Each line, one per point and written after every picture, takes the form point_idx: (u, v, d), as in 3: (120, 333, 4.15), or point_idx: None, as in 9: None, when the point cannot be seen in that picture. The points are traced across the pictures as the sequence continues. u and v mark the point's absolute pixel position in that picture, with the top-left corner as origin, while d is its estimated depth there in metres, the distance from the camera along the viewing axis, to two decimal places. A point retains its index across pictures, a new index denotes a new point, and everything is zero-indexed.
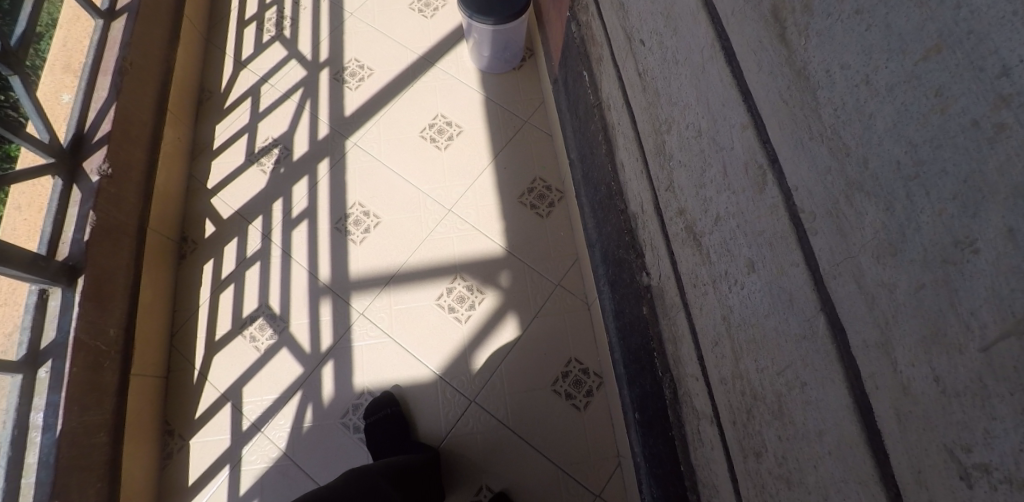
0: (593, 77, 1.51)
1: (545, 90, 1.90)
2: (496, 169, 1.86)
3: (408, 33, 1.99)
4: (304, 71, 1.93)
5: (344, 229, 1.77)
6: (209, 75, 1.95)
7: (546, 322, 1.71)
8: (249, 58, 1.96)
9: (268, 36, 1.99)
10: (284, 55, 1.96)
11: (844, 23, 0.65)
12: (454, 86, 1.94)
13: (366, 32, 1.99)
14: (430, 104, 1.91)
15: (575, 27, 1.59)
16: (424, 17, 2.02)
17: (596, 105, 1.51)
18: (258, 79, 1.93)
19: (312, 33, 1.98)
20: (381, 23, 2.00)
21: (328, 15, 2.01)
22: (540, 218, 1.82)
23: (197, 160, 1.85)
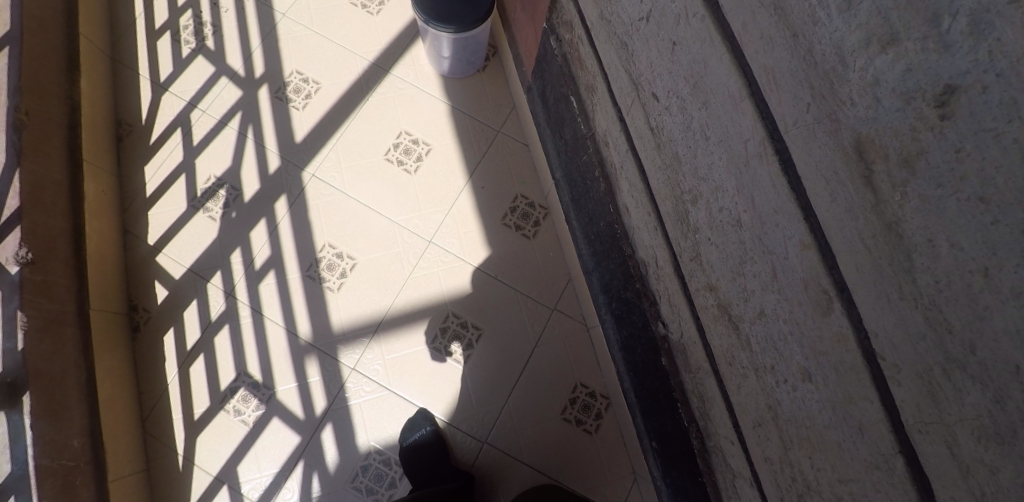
0: (583, 106, 1.35)
1: (516, 94, 1.68)
2: (475, 189, 1.68)
3: (354, 36, 1.74)
4: (238, 91, 1.68)
5: (318, 276, 1.60)
6: (125, 103, 1.66)
7: (547, 350, 1.63)
8: (168, 78, 1.68)
9: (187, 49, 1.70)
10: (212, 72, 1.69)
11: (958, 203, 0.59)
12: (414, 95, 1.70)
13: (304, 37, 1.72)
14: (390, 120, 1.68)
15: (555, 44, 1.38)
16: (369, 13, 1.76)
17: (585, 133, 1.36)
18: (186, 104, 1.66)
19: (240, 43, 1.71)
20: (321, 26, 1.74)
21: (256, 21, 1.73)
22: (527, 240, 1.68)
23: (129, 211, 1.60)
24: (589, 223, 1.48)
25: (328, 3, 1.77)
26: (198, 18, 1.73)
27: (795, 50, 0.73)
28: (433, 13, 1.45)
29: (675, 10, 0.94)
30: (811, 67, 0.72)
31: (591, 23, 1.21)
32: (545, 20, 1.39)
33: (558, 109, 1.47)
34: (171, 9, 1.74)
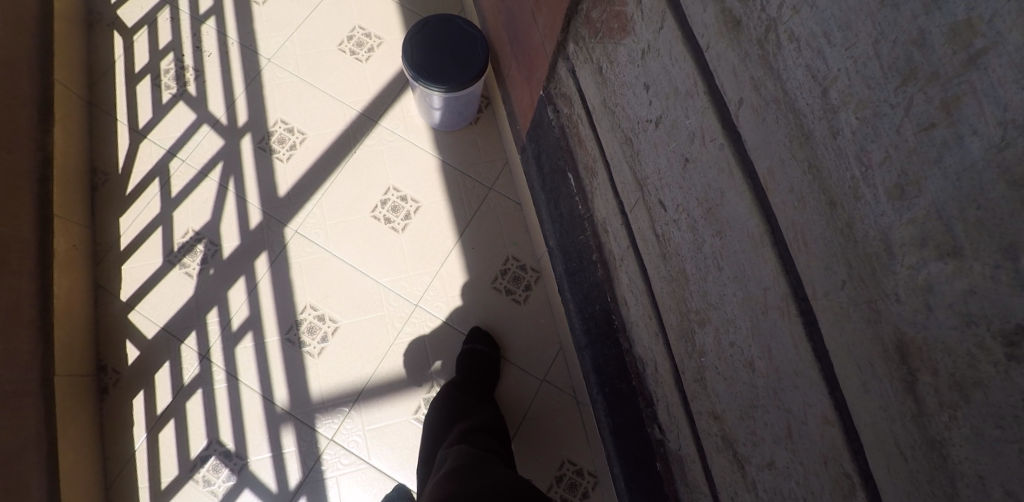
0: (582, 187, 1.23)
1: (510, 148, 1.55)
2: (464, 250, 1.54)
3: (339, 84, 1.61)
4: (220, 141, 1.56)
5: (296, 339, 1.47)
6: (101, 150, 1.54)
7: (535, 425, 1.49)
8: (147, 124, 1.57)
9: (167, 93, 1.59)
10: (192, 119, 1.57)
11: (1018, 455, 0.50)
12: (404, 148, 1.56)
13: (288, 85, 1.60)
14: (379, 172, 1.54)
15: (552, 114, 1.27)
16: (357, 60, 1.63)
17: (582, 215, 1.26)
18: (164, 152, 1.55)
19: (223, 89, 1.59)
20: (306, 71, 1.61)
21: (240, 66, 1.61)
22: (518, 305, 1.53)
23: (102, 264, 1.48)
24: (583, 300, 1.37)
25: (314, 48, 1.63)
26: (179, 61, 1.61)
27: (830, 219, 0.64)
28: (418, 60, 1.37)
29: (690, 128, 0.83)
30: (849, 242, 0.62)
31: (593, 105, 1.10)
32: (542, 88, 1.27)
33: (554, 175, 1.35)
34: (151, 50, 1.61)
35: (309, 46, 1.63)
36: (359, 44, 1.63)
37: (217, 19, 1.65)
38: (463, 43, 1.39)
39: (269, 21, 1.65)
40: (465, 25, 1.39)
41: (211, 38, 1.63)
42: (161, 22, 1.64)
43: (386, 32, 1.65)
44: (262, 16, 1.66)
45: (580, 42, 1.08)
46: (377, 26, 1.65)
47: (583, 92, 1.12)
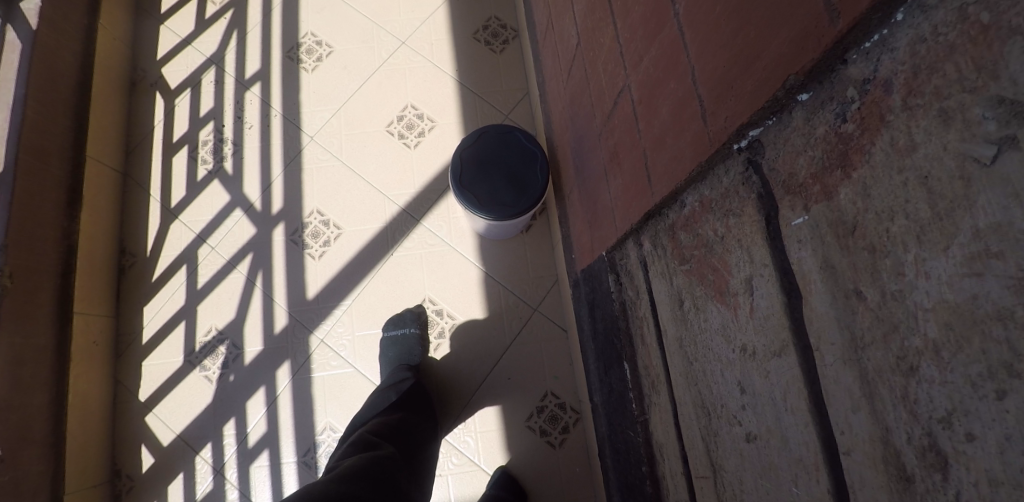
0: (639, 388, 0.99)
1: (561, 268, 1.32)
2: (498, 381, 1.34)
3: (381, 170, 1.36)
4: (253, 229, 1.31)
5: (314, 465, 1.21)
6: (132, 232, 1.30)
7: None
8: (180, 203, 1.32)
9: (203, 170, 1.34)
10: (227, 202, 1.32)
11: None
12: (448, 257, 1.34)
13: (329, 170, 1.35)
14: (415, 278, 1.32)
15: (614, 285, 1.02)
16: (404, 145, 1.37)
17: (636, 416, 1.02)
18: (196, 237, 1.31)
19: (262, 172, 1.34)
20: (348, 154, 1.36)
21: (281, 145, 1.35)
22: (552, 449, 1.32)
23: (124, 358, 1.25)
24: (621, 485, 1.14)
25: (359, 127, 1.37)
26: (219, 133, 1.35)
27: None
28: (466, 175, 1.15)
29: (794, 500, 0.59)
30: None
31: (666, 328, 0.84)
32: (605, 249, 1.02)
33: (609, 336, 1.10)
34: (191, 118, 1.36)
35: (355, 124, 1.37)
36: (410, 125, 1.37)
37: (262, 85, 1.38)
38: (520, 161, 1.16)
39: (316, 90, 1.38)
40: (524, 139, 1.18)
41: (254, 110, 1.37)
42: (204, 85, 1.38)
43: (442, 116, 1.38)
44: (310, 85, 1.39)
45: (664, 255, 0.81)
46: (432, 105, 1.38)
47: (654, 300, 0.88)
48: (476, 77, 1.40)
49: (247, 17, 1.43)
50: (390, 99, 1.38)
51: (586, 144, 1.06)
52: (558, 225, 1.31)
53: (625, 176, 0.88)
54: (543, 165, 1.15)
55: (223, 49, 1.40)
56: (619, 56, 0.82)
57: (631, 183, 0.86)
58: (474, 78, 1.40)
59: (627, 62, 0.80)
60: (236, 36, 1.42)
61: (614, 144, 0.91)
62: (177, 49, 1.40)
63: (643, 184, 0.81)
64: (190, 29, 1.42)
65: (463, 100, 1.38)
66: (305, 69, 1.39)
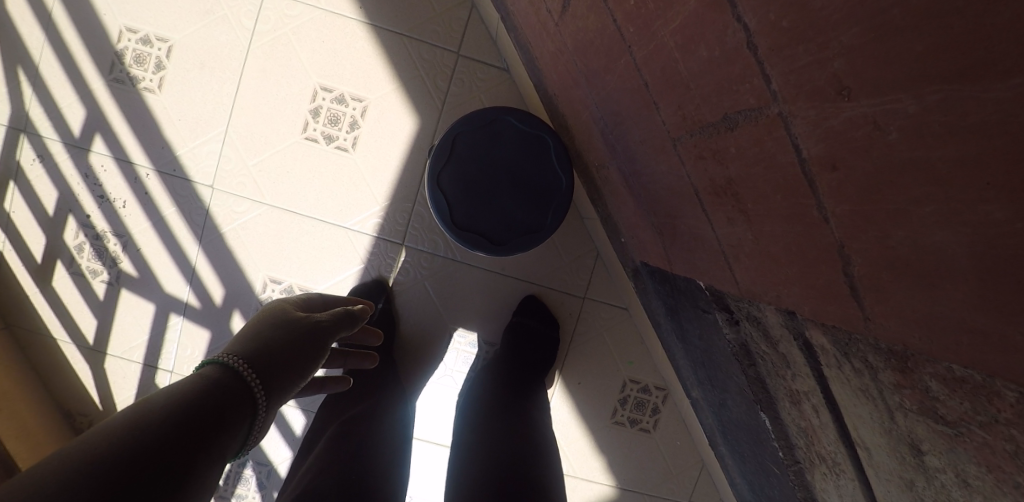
0: (786, 436, 0.75)
1: (603, 245, 1.04)
2: (571, 385, 1.14)
3: (326, 197, 0.98)
4: (207, 330, 1.00)
5: None
6: (64, 392, 1.00)
7: None
8: (98, 335, 1.00)
9: (100, 284, 0.99)
10: (155, 312, 1.00)
11: None
12: (458, 274, 1.04)
13: (260, 223, 0.99)
14: (424, 311, 1.04)
15: (727, 324, 0.70)
16: (339, 149, 0.98)
17: (782, 457, 0.79)
18: (142, 366, 1.01)
19: (175, 260, 0.99)
20: (270, 191, 0.98)
21: (181, 212, 0.98)
22: (648, 435, 1.18)
23: None
24: (752, 472, 0.98)
25: (265, 144, 0.98)
26: (90, 228, 0.98)
27: None
28: (460, 210, 0.78)
29: None
30: None
31: (870, 444, 0.54)
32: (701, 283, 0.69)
33: (708, 351, 0.83)
34: (41, 223, 0.98)
35: (257, 145, 0.97)
36: (333, 118, 0.98)
37: (105, 136, 0.97)
38: (524, 159, 0.77)
39: (182, 116, 0.97)
40: (516, 123, 0.77)
41: (114, 178, 0.98)
42: (29, 169, 0.97)
43: (369, 88, 0.97)
44: (171, 109, 0.97)
45: (859, 372, 0.49)
46: (347, 77, 0.97)
47: (834, 401, 0.56)
48: (387, 11, 0.97)
49: (23, 41, 0.96)
50: (285, 89, 0.97)
51: (628, 132, 0.63)
52: (585, 193, 0.95)
53: (748, 240, 0.50)
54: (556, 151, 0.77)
55: (22, 105, 0.97)
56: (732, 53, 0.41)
57: (773, 260, 0.48)
58: (387, 11, 0.97)
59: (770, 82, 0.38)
60: (25, 73, 0.96)
61: (710, 182, 0.50)
62: None
63: (818, 288, 0.44)
64: None
65: (388, 50, 0.97)
66: (149, 90, 0.97)
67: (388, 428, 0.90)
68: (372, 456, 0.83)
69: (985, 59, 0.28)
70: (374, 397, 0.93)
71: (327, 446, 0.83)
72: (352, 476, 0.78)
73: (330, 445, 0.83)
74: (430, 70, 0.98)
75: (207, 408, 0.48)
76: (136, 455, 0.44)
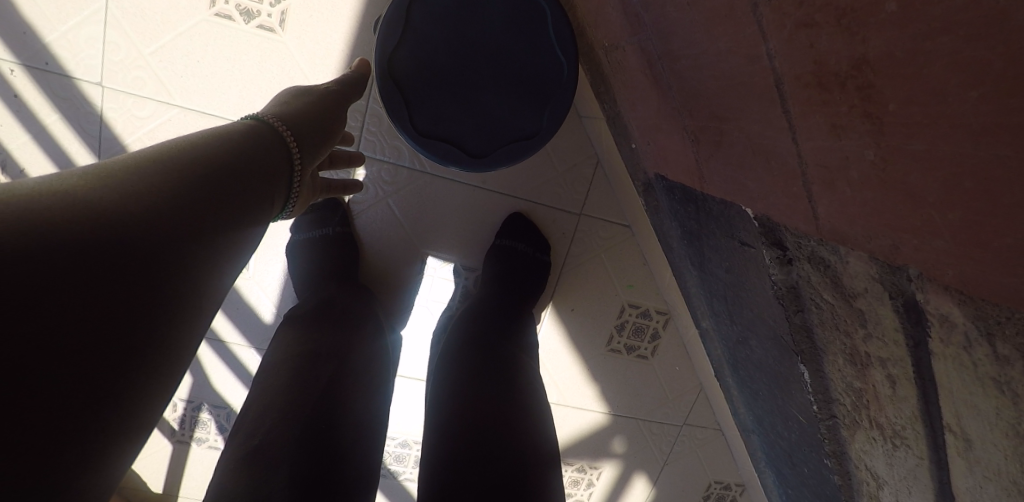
0: (825, 387, 0.62)
1: (603, 149, 0.86)
2: (562, 309, 1.00)
3: (254, 93, 0.77)
4: None
5: (386, 473, 1.04)
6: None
7: (676, 471, 1.15)
8: None
9: None
10: None
11: None
12: (429, 193, 0.90)
13: (175, 131, 0.78)
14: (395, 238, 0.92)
15: (773, 265, 0.54)
16: (263, 29, 0.75)
17: (814, 410, 0.67)
18: None
19: None
20: (180, 87, 0.76)
21: (69, 117, 0.76)
22: (646, 361, 1.06)
23: None
24: (764, 410, 0.87)
25: (164, 21, 0.74)
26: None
27: None
28: (424, 110, 0.61)
29: None
30: None
31: (976, 441, 0.40)
32: (745, 211, 0.52)
33: (735, 285, 0.68)
34: None
35: (151, 25, 0.74)
36: None
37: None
38: (509, 31, 0.60)
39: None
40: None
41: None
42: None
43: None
44: None
45: (1006, 362, 0.33)
46: None
47: (931, 380, 0.42)
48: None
49: None
50: None
51: None
52: (588, 85, 0.74)
53: (865, 164, 0.32)
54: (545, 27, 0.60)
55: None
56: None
57: (909, 201, 0.30)
58: None
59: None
60: None
61: (817, 70, 0.31)
62: None
63: (1000, 256, 0.27)
64: None
65: None
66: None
67: (370, 360, 0.76)
68: (353, 391, 0.70)
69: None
70: (354, 322, 0.79)
71: (300, 367, 0.69)
72: (329, 412, 0.66)
73: (302, 367, 0.69)
74: None
75: (263, 162, 0.48)
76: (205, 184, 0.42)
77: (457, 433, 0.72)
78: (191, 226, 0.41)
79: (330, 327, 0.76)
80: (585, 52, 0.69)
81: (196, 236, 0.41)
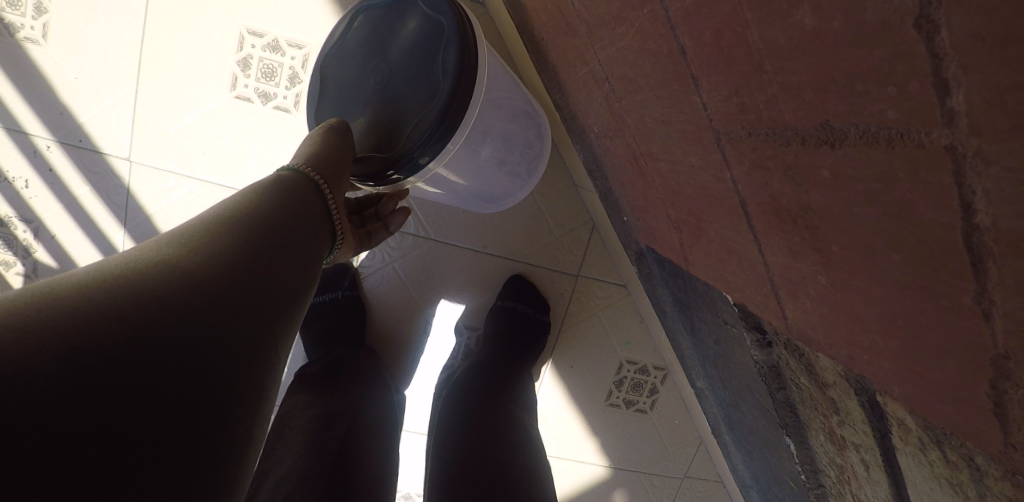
0: (811, 459, 0.64)
1: (598, 216, 0.91)
2: (561, 366, 1.03)
3: (269, 167, 0.82)
4: None
5: None
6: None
7: None
8: None
9: (15, 276, 0.83)
10: None
11: None
12: (434, 256, 0.95)
13: (194, 202, 0.83)
14: (401, 297, 0.96)
15: (753, 345, 0.57)
16: (278, 109, 0.81)
17: (803, 480, 0.68)
18: None
19: (99, 247, 0.84)
20: (200, 161, 0.82)
21: (98, 189, 0.82)
22: (644, 416, 1.08)
23: None
24: (760, 470, 0.88)
25: (188, 102, 0.80)
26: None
27: None
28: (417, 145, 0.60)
29: None
30: None
31: None
32: (725, 296, 0.55)
33: (724, 355, 0.70)
34: None
35: (177, 105, 0.80)
36: (267, 71, 0.79)
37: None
38: (400, 41, 0.59)
39: (81, 75, 0.79)
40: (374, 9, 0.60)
41: (8, 152, 0.80)
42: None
43: (308, 31, 0.79)
44: (64, 60, 0.78)
45: (954, 466, 0.36)
46: (280, 17, 0.78)
47: (897, 467, 0.44)
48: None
49: None
50: (205, 33, 0.78)
51: (646, 108, 0.47)
52: (580, 162, 0.79)
53: (817, 287, 0.35)
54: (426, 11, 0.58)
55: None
56: (873, 29, 0.23)
57: (855, 323, 0.34)
58: None
59: (946, 94, 0.22)
60: None
61: (772, 203, 0.35)
62: None
63: (931, 384, 0.30)
64: None
65: None
66: (31, 42, 0.78)
67: (378, 418, 0.80)
68: (364, 449, 0.73)
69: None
70: (364, 384, 0.83)
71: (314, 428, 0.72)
72: (346, 471, 0.69)
73: (319, 427, 0.72)
74: None
75: (303, 213, 0.50)
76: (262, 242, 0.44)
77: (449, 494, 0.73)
78: (254, 297, 0.42)
79: (339, 389, 0.79)
80: (577, 134, 0.73)
81: (261, 304, 0.42)
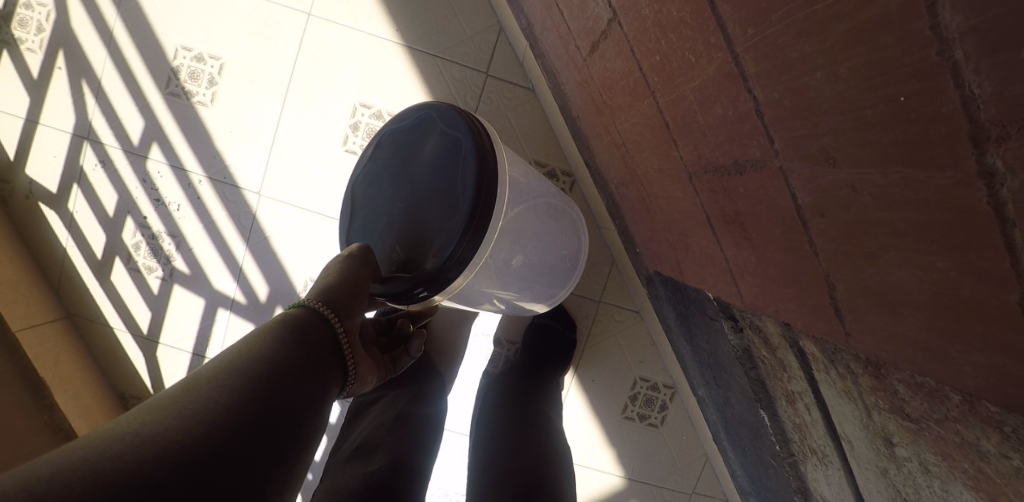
0: (783, 431, 0.83)
1: (617, 252, 1.15)
2: (586, 380, 1.24)
3: None
4: (248, 324, 1.11)
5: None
6: (116, 372, 1.12)
7: None
8: (152, 325, 1.12)
9: (154, 279, 1.11)
10: (205, 306, 1.11)
11: None
12: None
13: (303, 227, 1.09)
14: (454, 313, 1.19)
15: (731, 332, 0.79)
16: None
17: (781, 452, 0.87)
18: (192, 354, 1.12)
19: (224, 258, 1.10)
20: (314, 196, 1.08)
21: (231, 215, 1.09)
22: (656, 430, 1.26)
23: None
24: (753, 466, 1.05)
25: (308, 153, 1.08)
26: (146, 229, 1.10)
27: None
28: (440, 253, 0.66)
29: None
30: None
31: (855, 439, 0.62)
32: (708, 294, 0.78)
33: (715, 353, 0.91)
34: (103, 222, 1.10)
35: (301, 155, 1.08)
36: (371, 132, 1.07)
37: (162, 145, 1.08)
38: (425, 155, 0.68)
39: (233, 129, 1.08)
40: (405, 125, 0.70)
41: (170, 183, 1.09)
42: (91, 173, 1.09)
43: (403, 104, 1.07)
44: (223, 121, 1.08)
45: (843, 376, 0.57)
46: (384, 95, 1.07)
47: (824, 399, 0.65)
48: (421, 32, 1.06)
49: (87, 57, 1.08)
50: (326, 105, 1.07)
51: (649, 161, 0.71)
52: (602, 207, 1.03)
53: (754, 263, 0.58)
54: (446, 132, 0.67)
55: (85, 115, 1.09)
56: None
57: (774, 281, 0.56)
58: (423, 33, 1.06)
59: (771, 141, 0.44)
60: (88, 86, 1.08)
61: (724, 213, 0.58)
62: (27, 133, 1.08)
63: (812, 307, 0.52)
64: (26, 100, 1.08)
65: (423, 69, 1.07)
66: (202, 103, 1.08)
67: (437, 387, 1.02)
68: (424, 404, 0.95)
69: (943, 151, 0.31)
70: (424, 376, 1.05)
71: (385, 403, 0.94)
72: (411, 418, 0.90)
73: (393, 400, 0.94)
74: (461, 90, 1.07)
75: (311, 346, 0.58)
76: (245, 399, 0.51)
77: (501, 455, 0.96)
78: (242, 435, 0.49)
79: (408, 373, 1.01)
80: (601, 184, 0.98)
81: (248, 440, 0.49)
